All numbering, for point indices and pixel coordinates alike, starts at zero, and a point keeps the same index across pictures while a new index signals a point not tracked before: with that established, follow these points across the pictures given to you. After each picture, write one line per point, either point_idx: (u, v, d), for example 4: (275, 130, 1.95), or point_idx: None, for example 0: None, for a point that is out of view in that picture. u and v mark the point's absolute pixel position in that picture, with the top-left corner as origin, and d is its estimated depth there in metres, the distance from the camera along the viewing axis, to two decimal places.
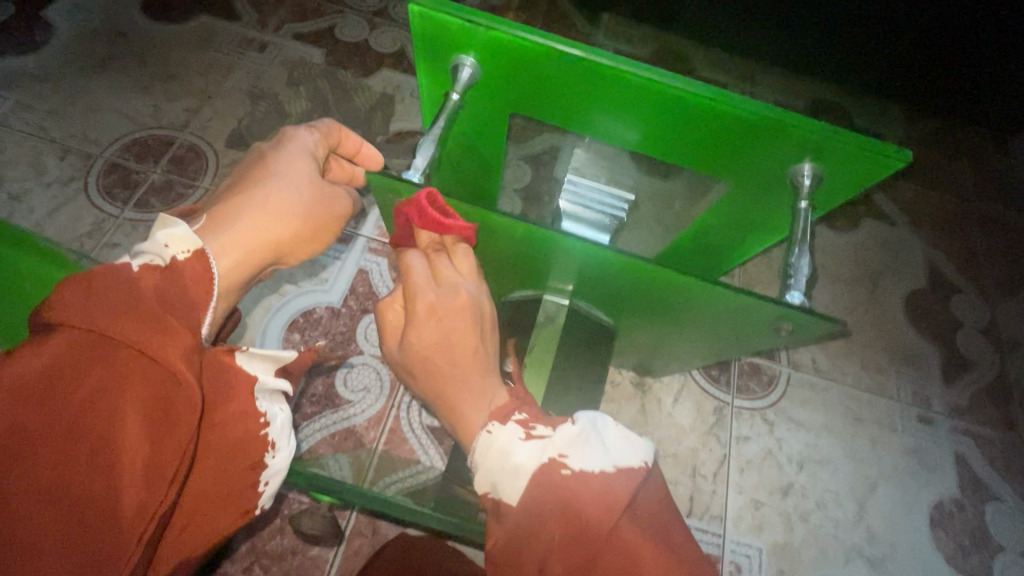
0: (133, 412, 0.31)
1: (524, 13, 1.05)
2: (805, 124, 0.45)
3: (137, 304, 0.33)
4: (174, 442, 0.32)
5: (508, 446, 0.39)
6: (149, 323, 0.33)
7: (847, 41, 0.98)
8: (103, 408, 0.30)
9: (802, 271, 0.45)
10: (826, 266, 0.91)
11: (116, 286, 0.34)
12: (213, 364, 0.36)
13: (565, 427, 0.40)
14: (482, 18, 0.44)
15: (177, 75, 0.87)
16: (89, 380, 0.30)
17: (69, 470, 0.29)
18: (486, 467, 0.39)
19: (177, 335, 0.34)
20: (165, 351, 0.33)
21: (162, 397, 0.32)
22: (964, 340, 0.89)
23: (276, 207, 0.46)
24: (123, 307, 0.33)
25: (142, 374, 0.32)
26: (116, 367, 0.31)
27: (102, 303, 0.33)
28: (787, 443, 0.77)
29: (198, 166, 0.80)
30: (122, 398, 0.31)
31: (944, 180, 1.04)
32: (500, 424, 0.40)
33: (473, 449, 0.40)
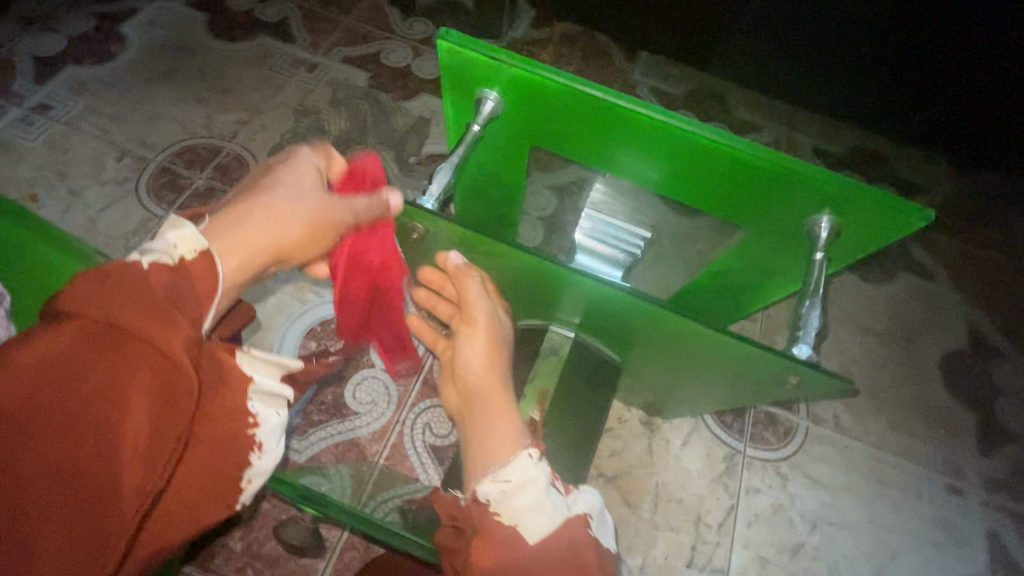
0: (137, 397, 0.33)
1: (564, 48, 1.09)
2: (826, 177, 0.44)
3: (147, 296, 0.35)
4: (172, 427, 0.34)
5: (543, 480, 0.42)
6: (158, 317, 0.35)
7: (890, 88, 0.96)
8: (110, 393, 0.32)
9: (812, 324, 0.44)
10: (856, 317, 0.88)
11: (131, 276, 0.36)
12: (211, 360, 0.37)
13: (578, 496, 0.45)
14: (508, 56, 0.46)
15: (232, 90, 0.93)
16: (87, 360, 0.33)
17: (68, 448, 0.31)
18: (517, 486, 0.42)
19: (176, 323, 0.35)
20: (163, 337, 0.34)
21: (164, 386, 0.34)
22: (1003, 407, 0.83)
23: (293, 214, 0.45)
24: (136, 298, 0.35)
25: (148, 363, 0.34)
26: (127, 355, 0.33)
27: (117, 293, 0.35)
28: (800, 499, 0.73)
29: (240, 174, 0.85)
30: (127, 386, 0.33)
31: (990, 238, 0.99)
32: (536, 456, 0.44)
33: (512, 473, 0.42)
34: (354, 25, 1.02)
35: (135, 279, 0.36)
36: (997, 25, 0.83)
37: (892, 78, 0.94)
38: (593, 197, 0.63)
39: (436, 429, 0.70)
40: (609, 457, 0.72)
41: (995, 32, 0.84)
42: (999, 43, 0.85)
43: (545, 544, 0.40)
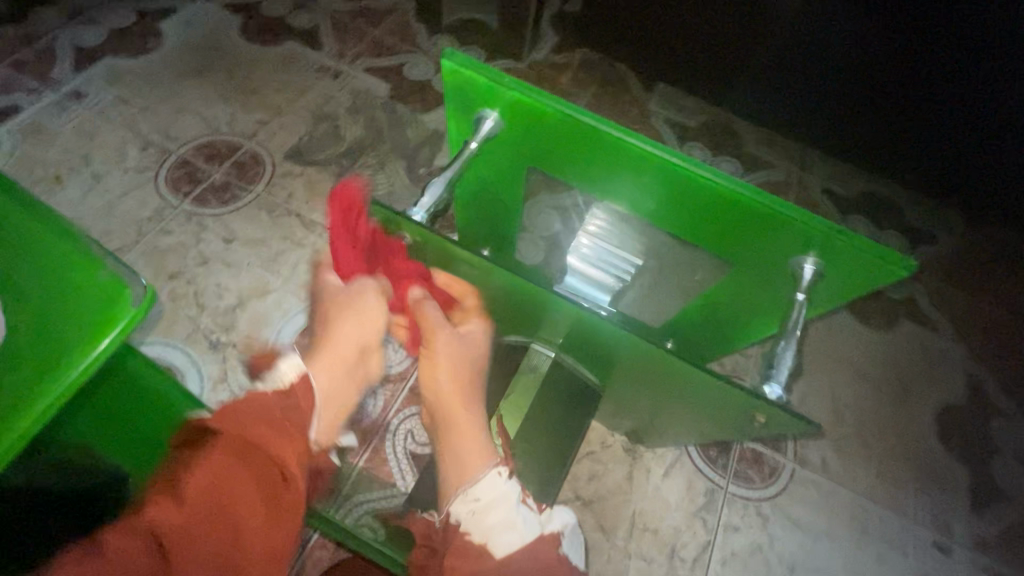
0: (245, 477, 0.42)
1: (582, 73, 1.12)
2: (811, 218, 0.45)
3: (263, 411, 0.45)
4: (286, 493, 0.43)
5: (514, 498, 0.46)
6: (263, 426, 0.44)
7: (905, 135, 0.96)
8: (220, 494, 0.41)
9: (784, 364, 0.45)
10: (853, 362, 0.87)
11: (248, 409, 0.45)
12: (283, 445, 0.44)
13: (550, 515, 0.49)
14: (507, 79, 0.47)
15: (257, 90, 0.96)
16: (240, 468, 0.42)
17: (205, 525, 0.39)
18: (487, 506, 0.45)
19: (295, 439, 0.45)
20: (281, 448, 0.44)
21: (270, 474, 0.43)
22: (999, 468, 0.82)
23: (366, 313, 0.54)
24: (257, 419, 0.44)
25: (255, 462, 0.43)
26: (225, 466, 0.41)
27: (243, 416, 0.44)
28: (779, 542, 0.72)
29: (256, 172, 0.88)
30: (241, 476, 0.42)
31: (997, 293, 0.98)
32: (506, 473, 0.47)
33: (479, 485, 0.46)
34: (381, 38, 1.06)
35: (258, 401, 0.46)
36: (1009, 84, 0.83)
37: (905, 125, 0.94)
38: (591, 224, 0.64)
39: (418, 437, 0.70)
40: (588, 481, 0.72)
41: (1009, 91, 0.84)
42: (1013, 101, 0.85)
43: (513, 558, 0.43)
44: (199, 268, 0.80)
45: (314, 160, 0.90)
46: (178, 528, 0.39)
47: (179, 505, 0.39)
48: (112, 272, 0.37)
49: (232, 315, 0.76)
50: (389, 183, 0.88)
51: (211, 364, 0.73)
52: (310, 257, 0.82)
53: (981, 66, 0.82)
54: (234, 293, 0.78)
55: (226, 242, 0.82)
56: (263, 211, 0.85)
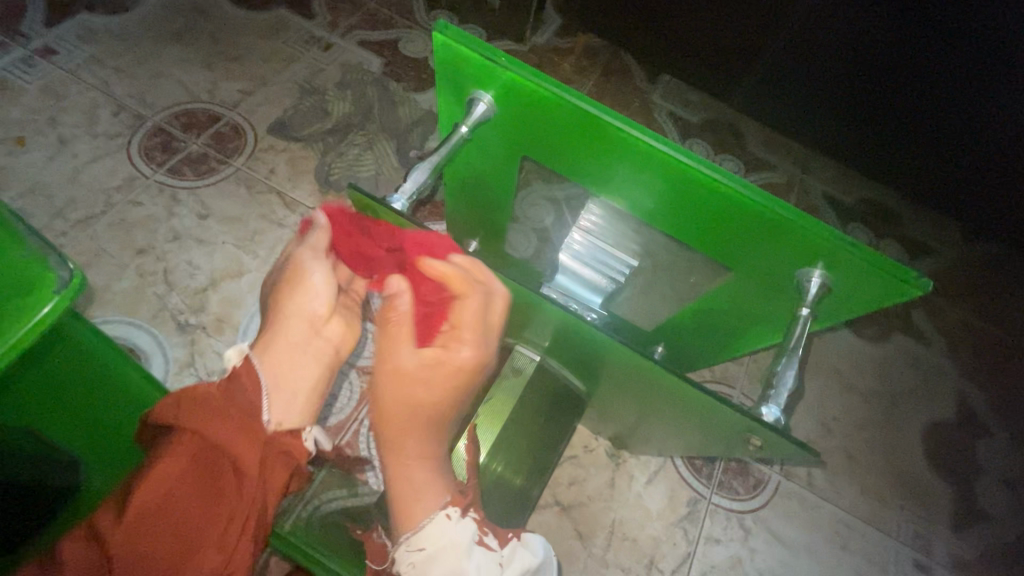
0: (189, 475, 0.39)
1: (585, 60, 1.08)
2: (823, 229, 0.42)
3: (204, 403, 0.41)
4: (241, 482, 0.40)
5: (464, 544, 0.43)
6: (207, 413, 0.40)
7: (912, 144, 0.93)
8: (164, 490, 0.38)
9: (784, 384, 0.43)
10: (844, 374, 0.85)
11: (192, 397, 0.41)
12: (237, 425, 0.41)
13: (512, 549, 0.46)
14: (505, 59, 0.43)
15: (242, 58, 0.91)
16: (196, 477, 0.39)
17: (154, 524, 0.37)
18: (430, 555, 0.42)
19: (258, 441, 0.42)
20: (246, 455, 0.41)
21: (215, 463, 0.40)
22: (984, 488, 0.81)
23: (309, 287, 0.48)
24: (198, 408, 0.41)
25: (198, 451, 0.39)
26: (167, 461, 0.38)
27: (182, 407, 0.40)
28: (760, 555, 0.71)
29: (236, 144, 0.83)
30: (184, 472, 0.38)
31: (992, 311, 0.96)
32: (457, 513, 0.44)
33: (421, 529, 0.43)
34: (376, 10, 1.01)
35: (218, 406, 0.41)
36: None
37: (914, 135, 0.92)
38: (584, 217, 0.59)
39: None
40: (568, 486, 0.70)
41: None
42: None
43: None
44: (170, 244, 0.75)
45: (299, 135, 0.86)
46: (123, 540, 0.36)
47: (118, 518, 0.37)
48: (31, 249, 0.30)
49: (203, 295, 0.72)
50: (377, 164, 0.84)
51: (177, 348, 0.69)
52: (289, 238, 0.77)
53: (1008, 78, 0.78)
54: (207, 272, 0.74)
55: (201, 217, 0.77)
56: (241, 186, 0.80)
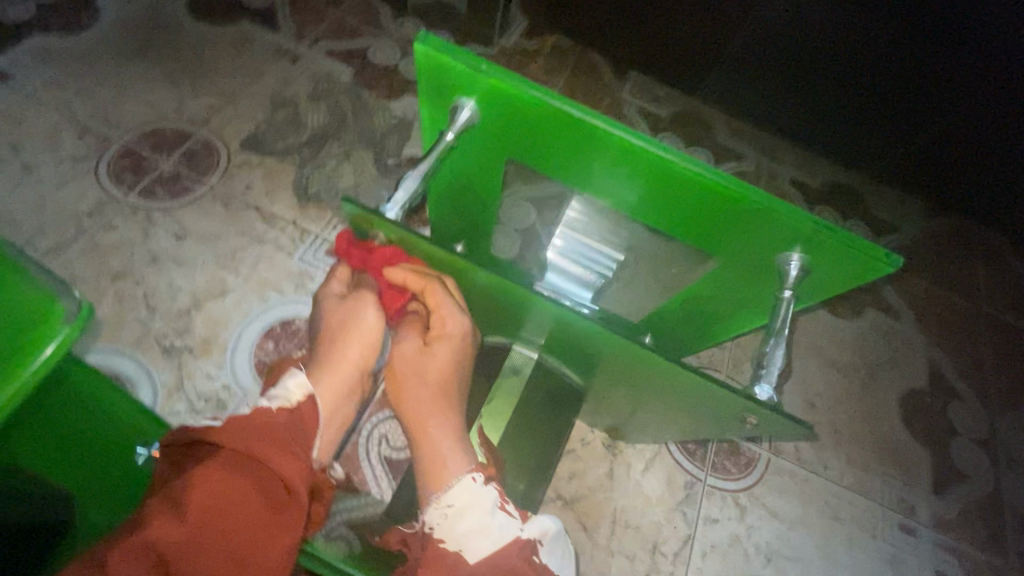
0: (244, 491, 0.41)
1: (553, 60, 1.09)
2: (801, 215, 0.44)
3: (263, 430, 0.45)
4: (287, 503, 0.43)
5: (487, 503, 0.46)
6: (267, 439, 0.44)
7: (871, 126, 0.97)
8: (223, 501, 0.40)
9: (774, 364, 0.44)
10: (823, 351, 0.88)
11: (251, 425, 0.45)
12: (289, 447, 0.45)
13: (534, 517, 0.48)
14: (486, 66, 0.44)
15: (208, 74, 0.90)
16: (248, 485, 0.42)
17: (212, 534, 0.39)
18: (460, 510, 0.45)
19: (299, 459, 0.45)
20: (285, 465, 0.44)
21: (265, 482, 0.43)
22: (958, 450, 0.85)
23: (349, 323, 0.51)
24: (258, 434, 0.44)
25: (254, 470, 0.43)
26: (227, 476, 0.41)
27: (243, 431, 0.44)
28: (757, 531, 0.73)
29: (209, 162, 0.82)
30: (240, 489, 0.41)
31: (955, 281, 1.01)
32: (482, 479, 0.47)
33: (450, 488, 0.46)
34: (342, 20, 1.00)
35: (262, 422, 0.45)
36: (985, 74, 0.83)
37: (874, 117, 0.96)
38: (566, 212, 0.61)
39: (392, 441, 0.67)
40: (569, 480, 0.71)
41: (984, 81, 0.84)
42: (980, 94, 0.86)
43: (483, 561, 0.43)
44: (148, 267, 0.74)
45: (273, 149, 0.85)
46: (183, 537, 0.38)
47: (180, 519, 0.38)
48: (33, 282, 0.31)
49: (188, 317, 0.71)
50: (355, 173, 0.84)
51: (164, 373, 0.68)
52: (271, 253, 0.77)
53: (959, 56, 0.82)
54: (189, 293, 0.73)
55: (178, 238, 0.76)
56: (218, 204, 0.79)
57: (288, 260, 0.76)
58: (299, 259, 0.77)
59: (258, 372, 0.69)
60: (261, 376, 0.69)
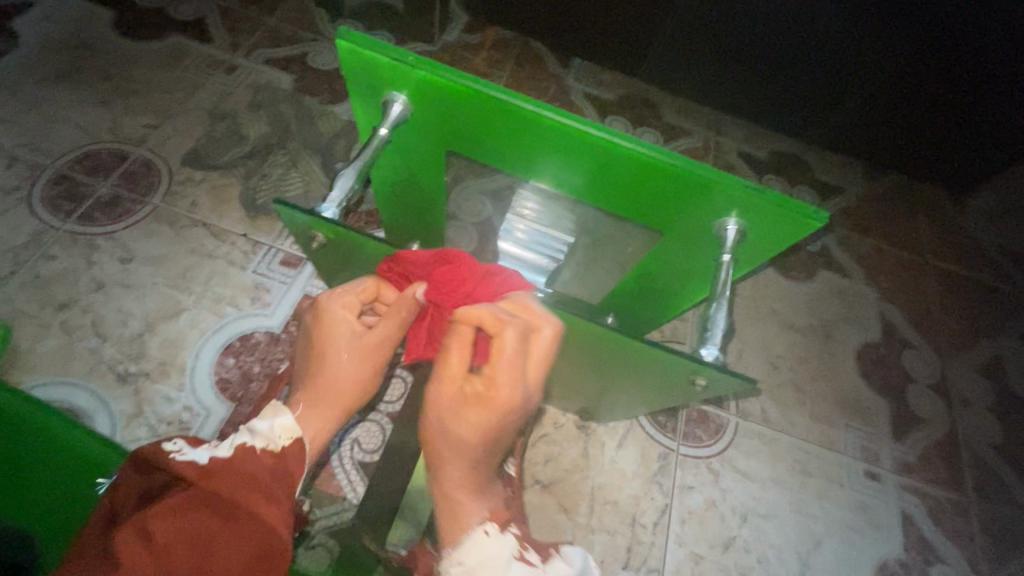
0: (224, 528, 0.37)
1: (497, 52, 1.09)
2: (732, 181, 0.45)
3: (241, 470, 0.41)
4: (270, 545, 0.38)
5: (499, 562, 0.43)
6: (246, 478, 0.40)
7: (808, 92, 1.01)
8: (200, 539, 0.35)
9: (718, 326, 0.46)
10: (780, 313, 0.91)
11: (228, 465, 0.41)
12: (267, 488, 0.41)
13: (558, 561, 0.45)
14: (411, 58, 0.44)
15: (141, 92, 0.87)
16: (227, 524, 0.37)
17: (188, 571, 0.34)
18: (472, 567, 0.43)
19: (278, 502, 0.41)
20: (268, 509, 0.40)
21: (246, 522, 0.38)
22: (914, 395, 0.89)
23: (339, 354, 0.50)
24: (237, 474, 0.40)
25: (232, 509, 0.38)
26: (205, 512, 0.37)
27: (221, 470, 0.40)
28: (731, 494, 0.75)
29: (150, 182, 0.80)
30: (217, 526, 0.37)
31: (899, 236, 1.06)
32: (496, 530, 0.45)
33: (463, 542, 0.45)
34: (278, 27, 0.99)
35: (241, 464, 0.41)
36: (907, 34, 0.87)
37: (809, 82, 0.99)
38: (523, 203, 0.62)
39: (364, 444, 0.66)
40: (545, 465, 0.72)
41: (906, 41, 0.88)
42: (905, 53, 0.89)
43: None
44: (94, 294, 0.71)
45: (216, 163, 0.83)
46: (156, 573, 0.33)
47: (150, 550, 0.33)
48: None
49: (141, 341, 0.69)
50: (304, 181, 0.82)
51: (121, 401, 0.66)
52: (224, 269, 0.75)
53: (881, 17, 0.85)
54: (141, 317, 0.71)
55: (124, 262, 0.74)
56: (163, 223, 0.77)
57: (242, 274, 0.75)
58: (253, 271, 0.75)
59: (220, 389, 0.67)
60: (223, 394, 0.67)
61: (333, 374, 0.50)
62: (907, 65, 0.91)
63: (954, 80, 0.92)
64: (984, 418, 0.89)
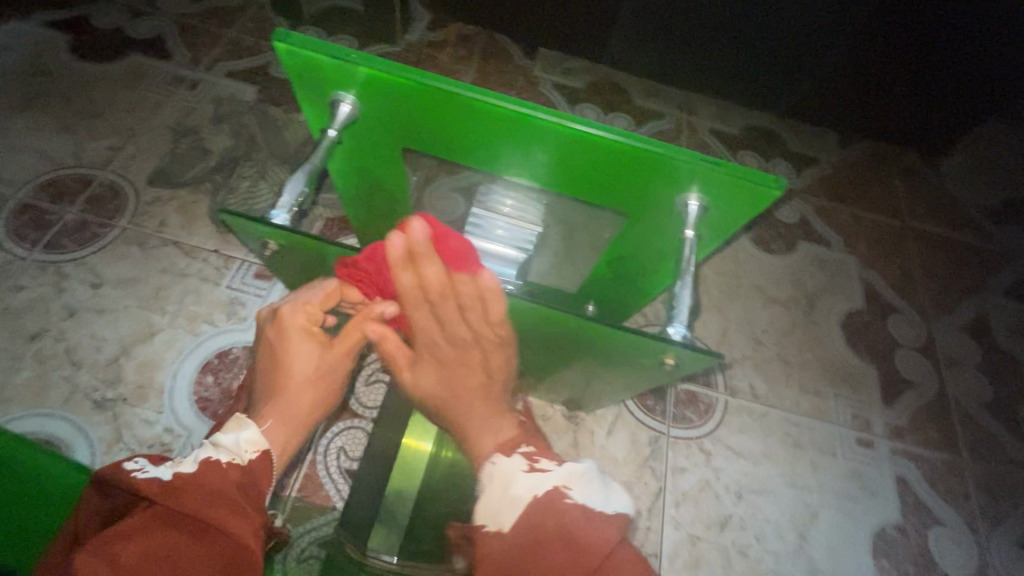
0: (184, 544, 0.37)
1: (462, 47, 1.08)
2: (686, 157, 0.45)
3: (203, 485, 0.40)
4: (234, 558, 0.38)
5: (510, 475, 0.45)
6: (208, 493, 0.40)
7: (775, 64, 1.00)
8: (158, 557, 0.35)
9: (684, 302, 0.46)
10: (763, 288, 0.91)
11: (189, 480, 0.40)
12: (232, 499, 0.41)
13: (567, 466, 0.46)
14: (352, 56, 0.44)
15: (102, 114, 0.86)
16: (189, 541, 0.37)
17: None
18: (487, 490, 0.45)
19: (245, 513, 0.40)
20: (231, 522, 0.39)
21: (207, 535, 0.38)
22: (902, 359, 0.89)
23: (302, 369, 0.49)
24: (197, 490, 0.40)
25: (193, 524, 0.38)
26: (163, 531, 0.37)
27: (181, 487, 0.40)
28: (724, 472, 0.75)
29: (116, 204, 0.78)
30: (176, 542, 0.36)
31: (878, 202, 1.06)
32: (504, 457, 0.47)
33: (480, 479, 0.47)
34: (238, 38, 0.98)
35: (203, 479, 0.41)
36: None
37: (775, 55, 0.98)
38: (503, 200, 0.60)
39: (349, 452, 0.66)
40: None
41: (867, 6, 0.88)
42: (866, 18, 0.89)
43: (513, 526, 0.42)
44: (66, 322, 0.70)
45: (182, 180, 0.82)
46: None
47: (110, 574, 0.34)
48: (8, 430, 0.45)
49: (117, 365, 0.68)
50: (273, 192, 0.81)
51: (101, 428, 0.65)
52: (197, 287, 0.74)
53: None
54: (116, 342, 0.70)
55: (94, 287, 0.73)
56: (132, 245, 0.76)
57: (216, 291, 0.74)
58: (228, 287, 0.75)
59: (201, 409, 0.67)
60: (204, 412, 0.67)
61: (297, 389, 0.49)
62: (870, 30, 0.91)
63: (917, 43, 0.92)
64: (973, 377, 0.90)
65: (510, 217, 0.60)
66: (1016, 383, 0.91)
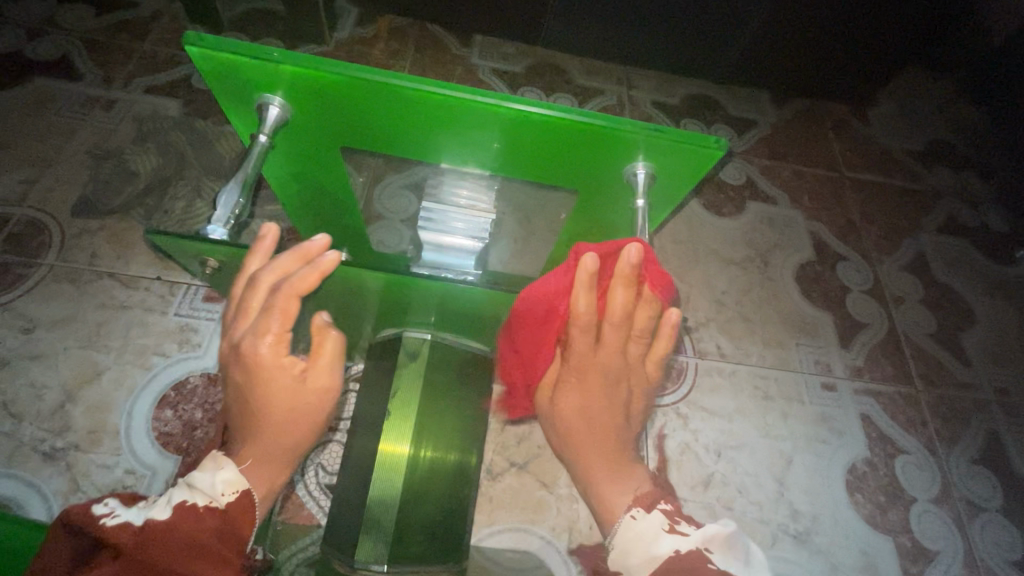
0: None
1: (394, 41, 1.05)
2: (627, 126, 0.45)
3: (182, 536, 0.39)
4: None
5: (649, 533, 0.45)
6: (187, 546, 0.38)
7: (704, 32, 1.02)
8: None
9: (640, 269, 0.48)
10: (719, 251, 0.93)
11: (167, 530, 0.39)
12: (212, 548, 0.39)
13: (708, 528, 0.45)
14: (270, 53, 0.41)
15: (10, 146, 0.79)
16: None
17: None
18: (619, 540, 0.46)
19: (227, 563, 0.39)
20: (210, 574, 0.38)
21: None
22: (853, 303, 0.93)
23: (283, 406, 0.45)
24: (174, 542, 0.38)
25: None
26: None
27: (158, 538, 0.38)
28: (702, 433, 0.77)
29: (39, 241, 0.73)
30: None
31: (815, 156, 1.10)
32: (641, 512, 0.47)
33: (613, 528, 0.47)
34: (153, 52, 0.92)
35: (182, 530, 0.39)
36: None
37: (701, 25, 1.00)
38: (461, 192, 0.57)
39: (327, 466, 0.64)
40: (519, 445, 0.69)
41: None
42: None
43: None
44: None
45: (110, 207, 0.77)
46: None
47: None
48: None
49: (64, 412, 0.64)
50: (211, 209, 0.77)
51: (54, 481, 0.61)
52: (142, 317, 0.70)
53: None
54: (58, 388, 0.65)
55: (26, 333, 0.67)
56: (62, 283, 0.71)
57: (163, 320, 0.70)
58: (176, 314, 0.71)
59: (162, 445, 0.63)
60: (167, 448, 0.63)
61: (279, 422, 0.46)
62: None
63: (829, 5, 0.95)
64: (918, 312, 0.95)
65: (465, 208, 0.57)
66: (957, 312, 0.96)
